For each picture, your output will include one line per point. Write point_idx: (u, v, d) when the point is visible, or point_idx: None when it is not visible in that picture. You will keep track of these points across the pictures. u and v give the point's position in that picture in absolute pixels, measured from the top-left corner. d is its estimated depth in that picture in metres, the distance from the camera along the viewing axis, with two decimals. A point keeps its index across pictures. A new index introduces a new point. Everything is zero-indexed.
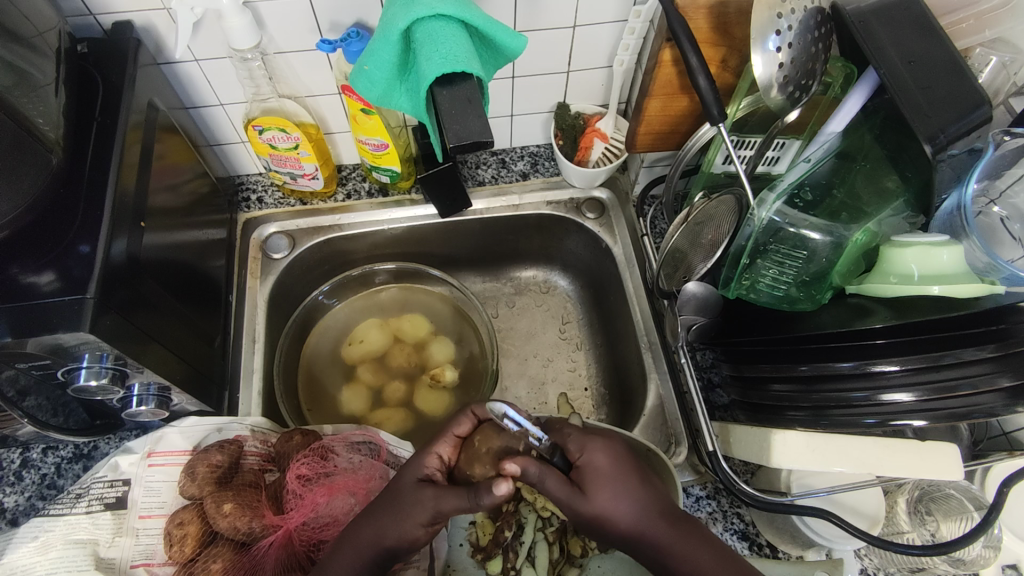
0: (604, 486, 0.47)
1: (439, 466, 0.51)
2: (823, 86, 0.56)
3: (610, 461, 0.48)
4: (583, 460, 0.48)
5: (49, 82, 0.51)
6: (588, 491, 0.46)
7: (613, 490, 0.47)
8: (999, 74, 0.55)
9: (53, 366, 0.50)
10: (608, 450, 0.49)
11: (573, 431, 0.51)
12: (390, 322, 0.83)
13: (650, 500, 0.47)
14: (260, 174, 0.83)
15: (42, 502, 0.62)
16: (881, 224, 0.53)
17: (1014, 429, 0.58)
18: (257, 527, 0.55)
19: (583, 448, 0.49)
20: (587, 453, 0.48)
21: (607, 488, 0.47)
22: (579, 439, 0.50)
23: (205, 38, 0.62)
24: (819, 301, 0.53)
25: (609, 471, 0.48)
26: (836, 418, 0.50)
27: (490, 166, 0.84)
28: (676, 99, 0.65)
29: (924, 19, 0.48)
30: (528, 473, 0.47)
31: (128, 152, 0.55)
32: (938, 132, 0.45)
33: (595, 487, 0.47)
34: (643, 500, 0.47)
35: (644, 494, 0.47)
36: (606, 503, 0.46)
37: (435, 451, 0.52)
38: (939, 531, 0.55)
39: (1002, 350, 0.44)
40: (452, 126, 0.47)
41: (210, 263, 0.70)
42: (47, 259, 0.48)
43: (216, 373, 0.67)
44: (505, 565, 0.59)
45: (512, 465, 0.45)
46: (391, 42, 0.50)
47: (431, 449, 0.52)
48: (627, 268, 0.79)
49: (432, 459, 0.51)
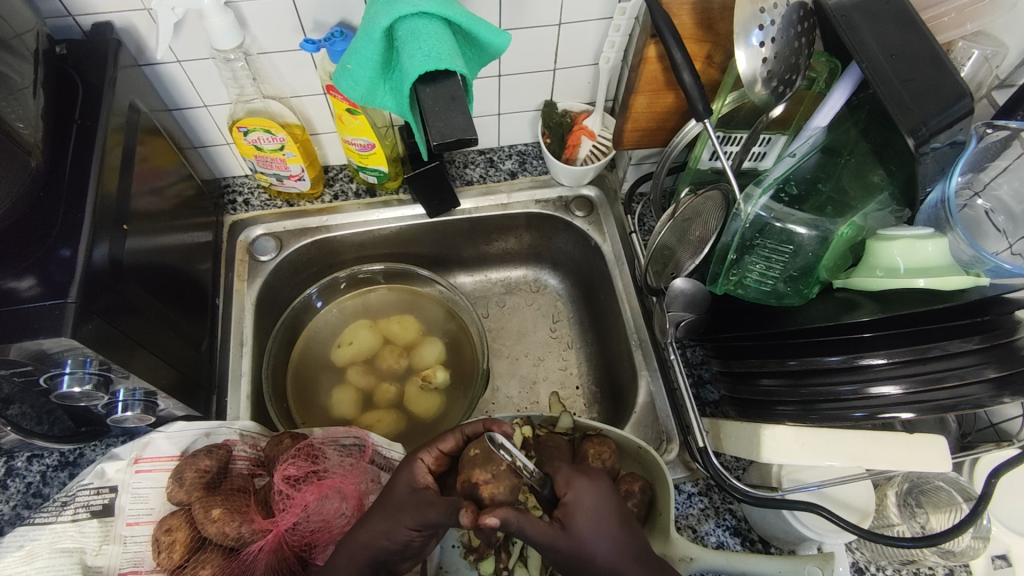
0: (585, 525, 0.44)
1: (425, 473, 0.50)
2: (807, 81, 0.56)
3: (595, 498, 0.45)
4: (569, 496, 0.45)
5: (28, 84, 0.50)
6: (569, 529, 0.44)
7: (594, 528, 0.44)
8: (981, 66, 0.55)
9: (34, 373, 0.49)
10: (594, 486, 0.46)
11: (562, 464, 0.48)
12: (379, 323, 0.82)
13: (627, 538, 0.45)
14: (246, 176, 0.82)
15: (28, 511, 0.61)
16: (866, 218, 0.53)
17: (1001, 421, 0.58)
18: (247, 532, 0.54)
19: (569, 483, 0.46)
20: (573, 488, 0.46)
21: (588, 528, 0.44)
22: (565, 474, 0.47)
23: (187, 38, 0.61)
24: (807, 296, 0.54)
25: (594, 510, 0.45)
26: (825, 413, 0.50)
27: (478, 166, 0.83)
28: (662, 95, 0.65)
29: (903, 14, 0.49)
30: (507, 524, 0.42)
31: (110, 154, 0.55)
32: (921, 124, 0.46)
33: (578, 523, 0.44)
34: (621, 539, 0.45)
35: (622, 533, 0.45)
36: (585, 542, 0.44)
37: (418, 458, 0.51)
38: (928, 523, 0.55)
39: (987, 342, 0.45)
40: (435, 123, 0.46)
41: (196, 266, 0.70)
42: (27, 264, 0.47)
43: (203, 377, 0.66)
44: (497, 565, 0.58)
45: (491, 516, 0.41)
46: (374, 40, 0.50)
47: (415, 454, 0.51)
48: (616, 265, 0.79)
49: (417, 467, 0.50)
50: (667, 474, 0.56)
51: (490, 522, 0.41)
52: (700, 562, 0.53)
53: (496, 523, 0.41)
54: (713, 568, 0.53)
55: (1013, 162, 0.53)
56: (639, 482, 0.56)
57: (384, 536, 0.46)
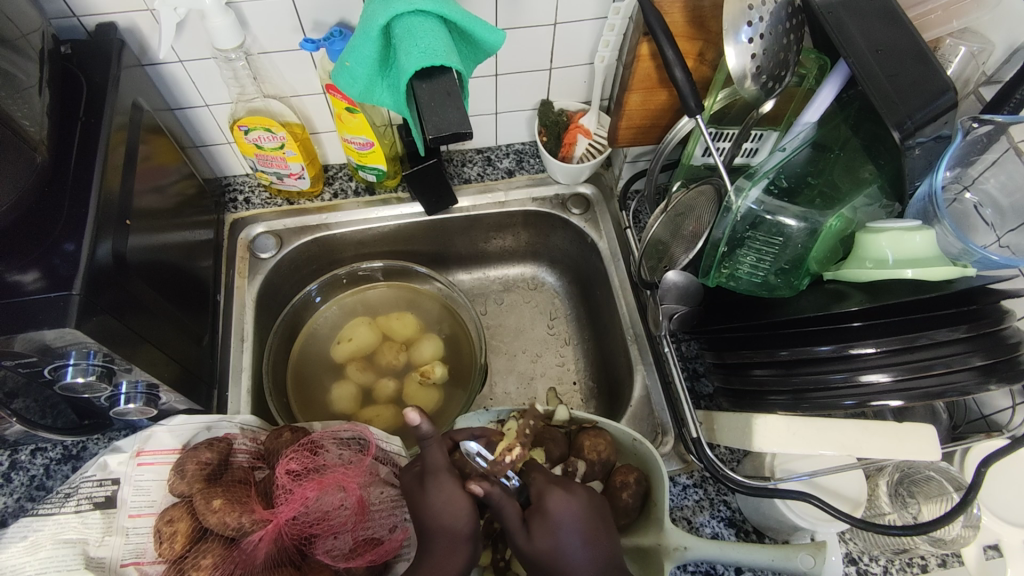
0: (547, 532, 0.44)
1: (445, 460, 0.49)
2: (798, 78, 0.57)
3: (567, 511, 0.46)
4: (538, 503, 0.46)
5: (34, 83, 0.51)
6: (530, 532, 0.45)
7: (557, 537, 0.44)
8: (969, 64, 0.56)
9: (39, 364, 0.50)
10: (567, 500, 0.46)
11: (541, 474, 0.48)
12: (378, 320, 0.83)
13: (591, 557, 0.45)
14: (247, 175, 0.83)
15: (31, 503, 0.62)
16: (855, 211, 0.55)
17: (992, 413, 0.59)
18: (247, 522, 0.54)
19: (542, 493, 0.46)
20: (548, 498, 0.46)
21: (552, 536, 0.44)
22: (542, 484, 0.47)
23: (190, 38, 0.62)
24: (797, 287, 0.55)
25: (561, 522, 0.45)
26: (816, 402, 0.51)
27: (476, 165, 0.84)
28: (655, 93, 0.66)
29: (888, 9, 0.50)
30: (488, 498, 0.45)
31: (112, 153, 0.55)
32: (906, 118, 0.47)
33: (541, 529, 0.45)
34: (587, 556, 0.45)
35: (589, 552, 0.45)
36: (543, 549, 0.44)
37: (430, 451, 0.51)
38: (920, 513, 0.56)
39: (973, 330, 0.46)
40: (432, 119, 0.48)
41: (198, 263, 0.71)
42: (32, 258, 0.48)
43: (204, 372, 0.67)
44: (494, 556, 0.58)
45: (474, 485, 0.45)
46: (372, 38, 0.51)
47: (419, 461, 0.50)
48: (612, 261, 0.80)
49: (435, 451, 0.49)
50: (663, 467, 0.57)
51: (474, 488, 0.45)
52: (691, 550, 0.54)
53: (479, 491, 0.44)
54: (707, 557, 0.54)
55: (1001, 156, 0.53)
56: (634, 473, 0.57)
57: (446, 515, 0.45)
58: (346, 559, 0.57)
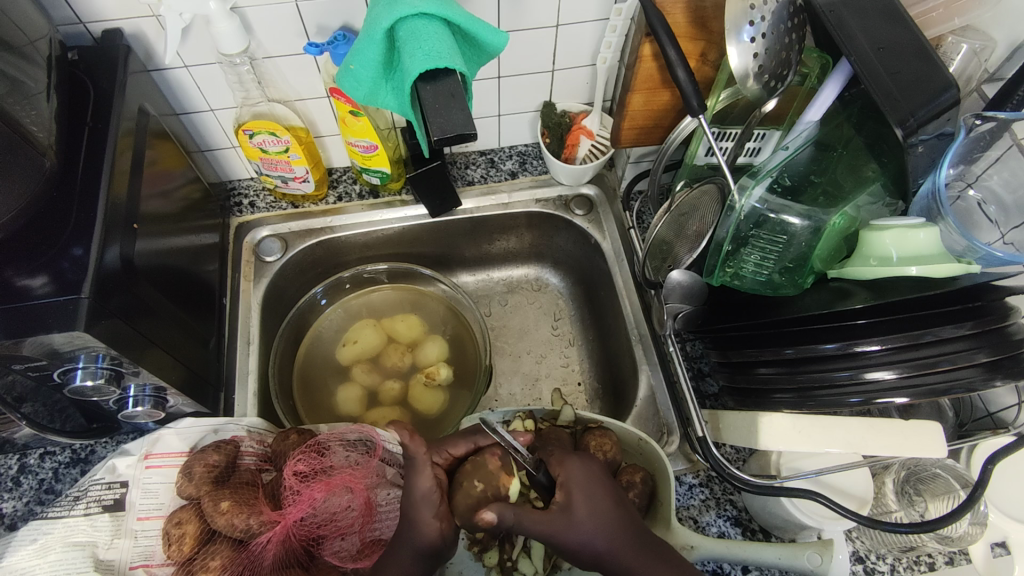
0: (581, 499, 0.46)
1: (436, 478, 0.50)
2: (800, 77, 0.57)
3: (588, 474, 0.48)
4: (564, 476, 0.48)
5: (41, 89, 0.51)
6: (570, 509, 0.46)
7: (590, 500, 0.47)
8: (970, 61, 0.56)
9: (48, 368, 0.50)
10: (584, 464, 0.49)
11: (554, 449, 0.51)
12: (383, 322, 0.84)
13: (623, 512, 0.47)
14: (252, 179, 0.84)
15: (40, 506, 0.63)
16: (859, 210, 0.56)
17: (998, 410, 0.59)
18: (255, 523, 0.54)
19: (562, 464, 0.49)
20: (567, 467, 0.48)
21: (586, 500, 0.47)
22: (557, 456, 0.50)
23: (194, 44, 0.63)
24: (802, 285, 0.55)
25: (587, 486, 0.47)
26: (822, 399, 0.51)
27: (479, 166, 0.85)
28: (658, 93, 0.66)
29: (888, 7, 0.50)
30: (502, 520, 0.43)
31: (120, 157, 0.56)
32: (908, 115, 0.47)
33: (575, 498, 0.46)
34: (619, 513, 0.47)
35: (619, 506, 0.47)
36: (583, 515, 0.46)
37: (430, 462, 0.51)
38: (927, 511, 0.56)
39: (979, 327, 0.46)
40: (436, 120, 0.48)
41: (203, 266, 0.71)
42: (40, 262, 0.49)
43: (211, 375, 0.68)
44: (501, 556, 0.58)
45: (487, 512, 0.42)
46: (376, 41, 0.51)
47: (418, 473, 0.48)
48: (616, 262, 0.80)
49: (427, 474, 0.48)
50: (668, 464, 0.57)
51: (487, 517, 0.42)
52: (698, 549, 0.54)
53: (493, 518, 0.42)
54: (713, 555, 0.54)
55: (1004, 153, 0.54)
56: (641, 472, 0.57)
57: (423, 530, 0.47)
58: (353, 560, 0.58)
